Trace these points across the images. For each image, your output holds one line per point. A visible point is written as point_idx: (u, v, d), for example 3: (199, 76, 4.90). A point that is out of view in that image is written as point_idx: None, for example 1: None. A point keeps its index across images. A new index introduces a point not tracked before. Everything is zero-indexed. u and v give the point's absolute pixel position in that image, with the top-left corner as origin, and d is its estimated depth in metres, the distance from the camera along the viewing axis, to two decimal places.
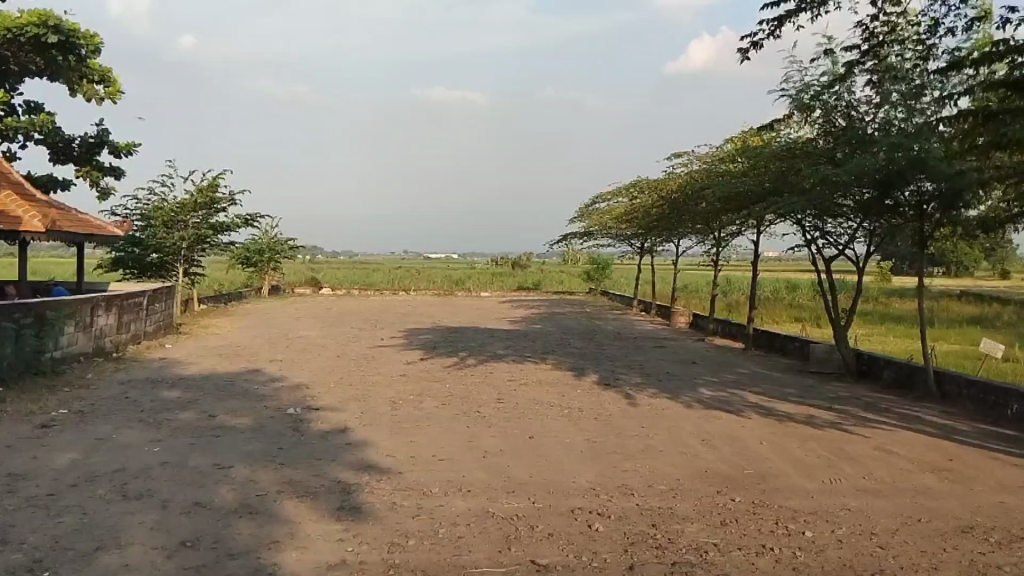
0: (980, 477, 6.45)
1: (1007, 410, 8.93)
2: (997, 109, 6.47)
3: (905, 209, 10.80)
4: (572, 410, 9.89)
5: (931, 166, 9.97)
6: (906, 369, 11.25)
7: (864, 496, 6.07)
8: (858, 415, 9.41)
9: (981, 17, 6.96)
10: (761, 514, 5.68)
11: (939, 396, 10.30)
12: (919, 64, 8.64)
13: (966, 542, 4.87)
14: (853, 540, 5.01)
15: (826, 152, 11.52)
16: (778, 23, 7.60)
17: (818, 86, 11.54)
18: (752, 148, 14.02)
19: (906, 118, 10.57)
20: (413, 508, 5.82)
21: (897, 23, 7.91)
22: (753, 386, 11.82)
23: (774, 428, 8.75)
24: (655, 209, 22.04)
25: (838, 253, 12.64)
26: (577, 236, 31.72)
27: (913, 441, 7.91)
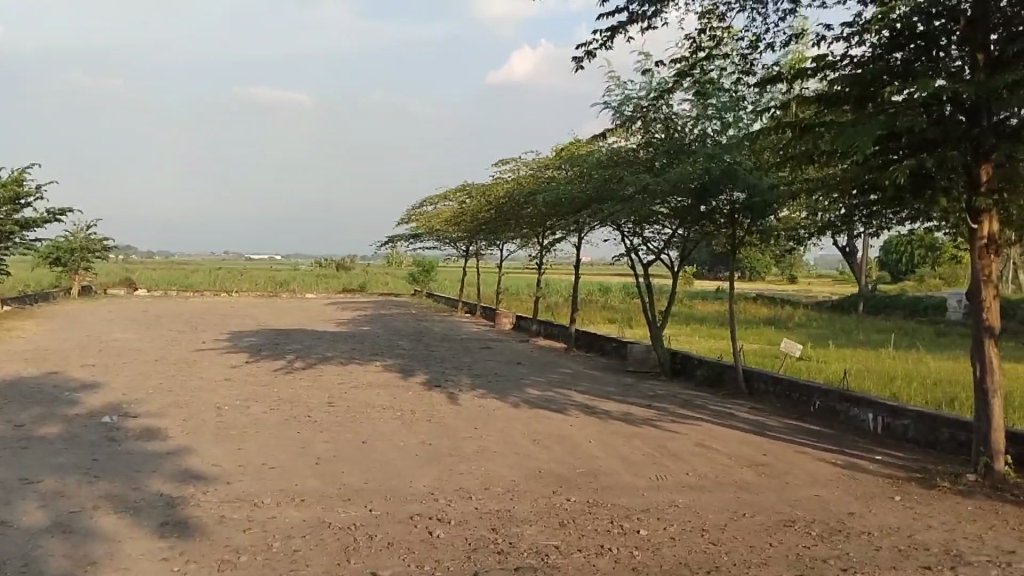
0: (792, 471, 6.87)
1: (810, 406, 9.62)
2: (810, 121, 6.83)
3: (718, 216, 11.43)
4: (405, 413, 9.69)
5: (742, 177, 10.64)
6: (716, 368, 11.91)
7: (693, 491, 6.29)
8: (679, 412, 9.79)
9: (797, 35, 7.44)
10: (597, 513, 5.76)
11: (747, 393, 10.97)
12: (738, 80, 9.14)
13: (790, 536, 5.14)
14: (686, 536, 5.16)
15: (647, 161, 11.98)
16: (611, 33, 7.74)
17: (640, 99, 11.99)
18: (577, 158, 14.39)
19: (720, 131, 11.19)
20: (243, 522, 5.43)
21: (720, 38, 8.30)
22: (579, 385, 12.11)
23: (601, 426, 8.96)
24: (482, 213, 22.23)
25: (654, 258, 13.16)
26: (404, 239, 31.48)
27: (728, 436, 8.34)
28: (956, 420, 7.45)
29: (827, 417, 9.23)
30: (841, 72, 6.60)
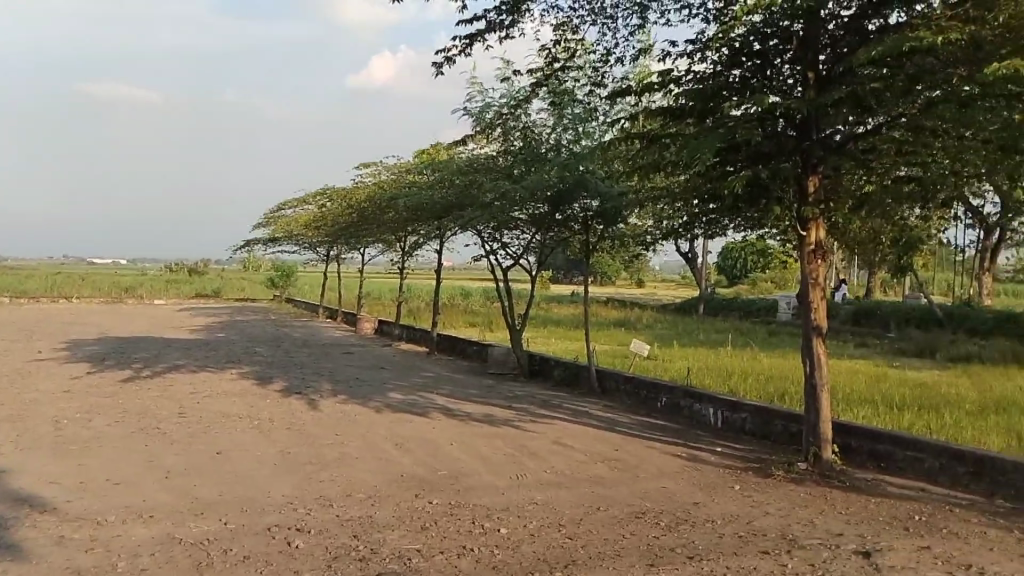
0: (642, 465, 7.21)
1: (657, 402, 10.10)
2: (658, 133, 7.20)
3: (573, 223, 11.79)
4: (262, 421, 9.44)
5: (594, 186, 11.05)
6: (571, 368, 12.28)
7: (550, 489, 6.49)
8: (536, 413, 10.03)
9: (645, 50, 7.81)
10: (458, 514, 5.84)
11: (600, 392, 11.38)
12: (592, 91, 9.49)
13: (641, 527, 5.41)
14: (544, 533, 5.33)
15: (505, 168, 12.21)
16: (469, 41, 7.88)
17: (498, 106, 12.22)
18: (437, 165, 14.48)
19: (575, 140, 11.56)
20: (86, 541, 5.15)
21: (574, 50, 8.61)
22: (439, 388, 12.17)
23: (461, 428, 9.05)
24: (342, 217, 21.92)
25: (513, 263, 13.40)
26: (261, 243, 30.54)
27: (583, 434, 8.63)
28: (787, 412, 8.04)
29: (673, 413, 9.71)
30: (685, 87, 7.00)
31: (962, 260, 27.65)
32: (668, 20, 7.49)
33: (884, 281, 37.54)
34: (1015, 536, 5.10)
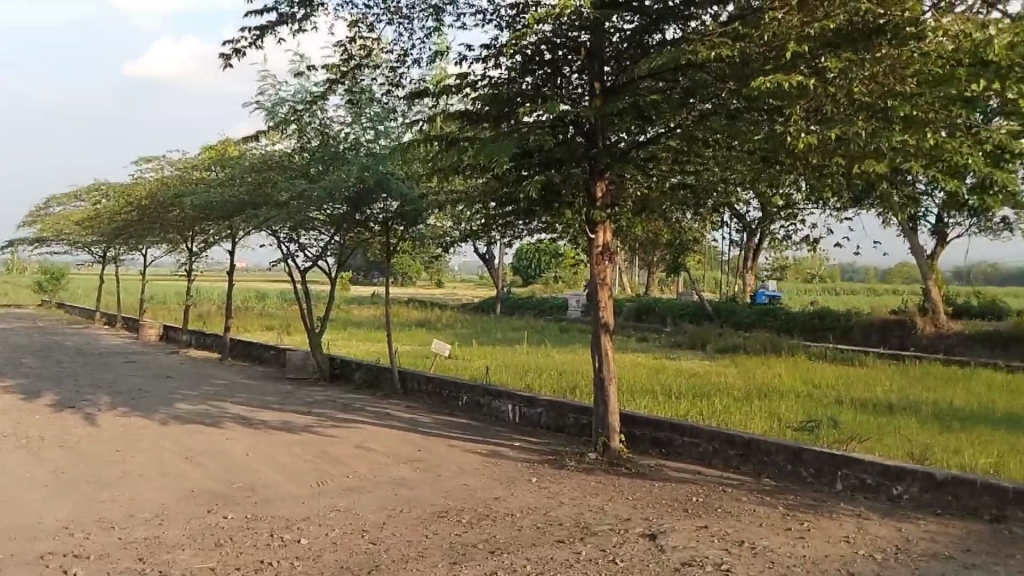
0: (443, 464, 7.31)
1: (459, 401, 10.26)
2: (455, 135, 7.31)
3: (373, 223, 11.69)
4: (31, 439, 8.61)
5: (394, 186, 11.04)
6: (372, 370, 12.19)
7: (351, 494, 6.43)
8: (336, 417, 9.87)
9: (441, 52, 7.90)
10: (255, 527, 5.65)
11: (402, 393, 11.39)
12: (389, 91, 9.47)
13: (444, 526, 5.50)
14: (346, 540, 5.28)
15: (301, 166, 11.90)
16: (260, 32, 7.62)
17: (293, 102, 11.88)
18: (227, 162, 13.84)
19: (373, 140, 11.49)
20: None
21: (371, 48, 8.56)
22: (234, 396, 11.66)
23: (258, 437, 8.74)
24: (120, 215, 20.37)
25: (311, 264, 13.08)
26: (24, 243, 27.72)
27: (385, 436, 8.61)
28: (579, 405, 8.45)
29: (473, 411, 9.92)
30: (480, 90, 7.15)
31: (729, 258, 30.28)
32: (463, 23, 7.61)
33: (663, 279, 40.32)
34: (776, 510, 5.69)
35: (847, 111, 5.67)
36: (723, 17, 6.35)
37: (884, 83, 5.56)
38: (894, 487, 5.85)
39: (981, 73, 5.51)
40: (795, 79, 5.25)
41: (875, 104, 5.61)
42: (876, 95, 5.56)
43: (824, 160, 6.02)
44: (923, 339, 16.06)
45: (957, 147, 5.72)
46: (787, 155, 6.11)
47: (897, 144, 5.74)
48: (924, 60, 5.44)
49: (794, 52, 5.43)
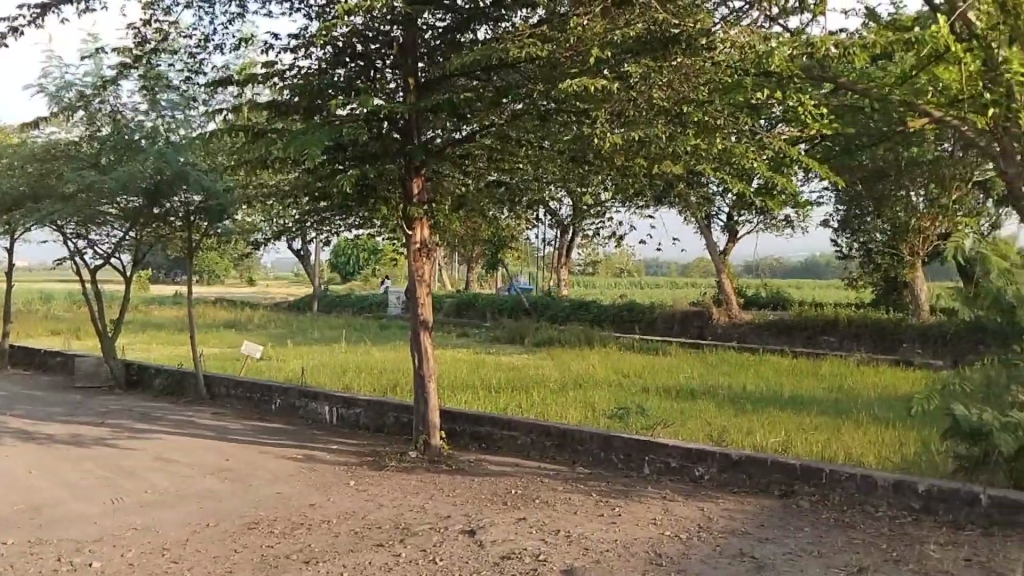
0: (254, 472, 6.97)
1: (270, 405, 9.84)
2: (262, 126, 6.93)
3: (173, 219, 10.93)
4: None
5: (194, 179, 10.45)
6: (174, 375, 11.44)
7: (151, 510, 5.98)
8: (134, 427, 9.16)
9: (246, 40, 7.48)
10: (39, 553, 5.12)
11: (208, 399, 10.78)
12: (189, 78, 8.90)
13: (255, 538, 5.24)
14: (145, 561, 4.89)
15: (90, 156, 10.95)
16: (39, 10, 6.90)
17: (80, 86, 10.93)
18: (1, 149, 12.47)
19: (172, 130, 10.78)
20: None
21: (168, 33, 7.99)
22: (11, 409, 10.55)
23: (41, 453, 7.94)
24: None
25: (102, 263, 12.07)
26: None
27: (189, 446, 8.10)
28: (397, 404, 8.34)
29: (287, 414, 9.54)
30: (290, 81, 6.84)
31: (543, 254, 31.14)
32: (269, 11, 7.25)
33: (480, 275, 40.85)
34: (590, 497, 5.87)
35: (647, 115, 5.87)
36: (532, 19, 6.44)
37: (678, 90, 5.83)
38: (697, 469, 6.21)
39: (763, 84, 5.93)
40: (599, 83, 5.41)
41: (671, 110, 5.86)
42: (671, 100, 5.81)
43: (627, 163, 6.21)
44: (719, 328, 17.25)
45: (744, 153, 6.05)
46: (596, 155, 6.31)
47: (690, 146, 5.99)
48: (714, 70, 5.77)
49: (598, 58, 5.56)
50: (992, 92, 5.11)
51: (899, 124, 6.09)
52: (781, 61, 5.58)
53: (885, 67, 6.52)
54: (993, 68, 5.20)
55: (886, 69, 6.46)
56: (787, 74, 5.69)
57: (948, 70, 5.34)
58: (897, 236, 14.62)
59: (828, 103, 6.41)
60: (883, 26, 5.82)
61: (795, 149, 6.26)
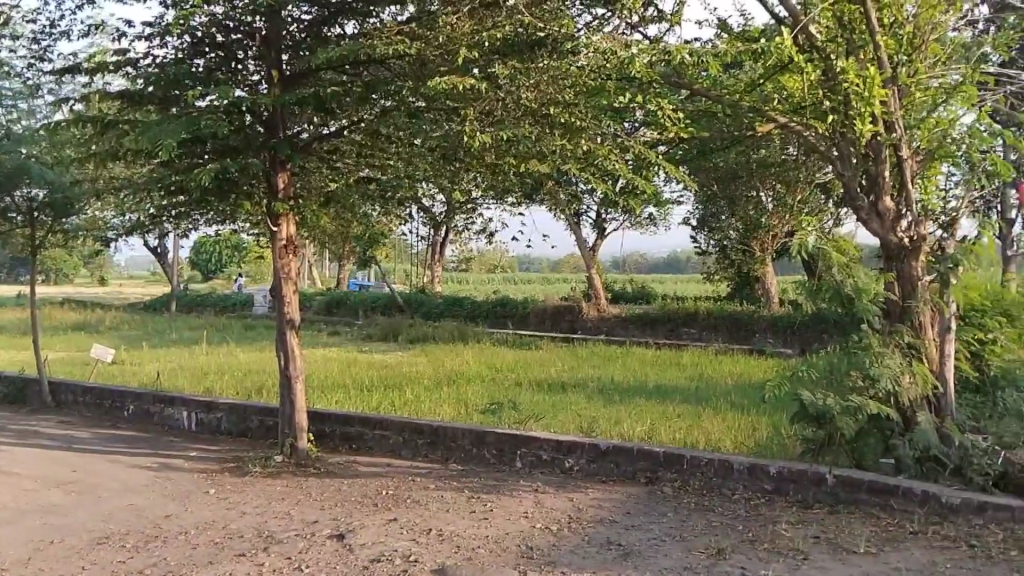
0: (105, 484, 6.57)
1: (123, 412, 9.31)
2: (113, 118, 6.54)
3: (12, 215, 10.15)
4: None
5: (36, 172, 9.74)
6: (15, 383, 10.65)
7: None
8: None
9: (95, 26, 7.03)
10: None
11: (54, 407, 10.10)
12: (31, 65, 8.28)
13: (106, 554, 4.95)
14: None
15: None
16: None
17: None
18: None
19: (12, 119, 10.02)
20: None
21: (6, 15, 7.41)
22: None
23: None
24: None
25: None
26: None
27: (31, 458, 7.55)
28: (262, 407, 8.06)
29: (142, 421, 9.06)
30: (143, 70, 6.47)
31: (415, 251, 30.95)
32: None
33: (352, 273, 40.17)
34: (461, 494, 5.87)
35: (514, 115, 5.96)
36: (401, 17, 6.38)
37: (544, 92, 5.93)
38: (566, 460, 6.32)
39: (626, 88, 6.09)
40: (468, 82, 5.45)
41: (536, 110, 5.98)
42: (538, 101, 5.94)
43: (499, 162, 6.28)
44: (588, 322, 17.65)
45: (607, 154, 6.04)
46: (464, 154, 6.31)
47: (555, 148, 6.05)
48: (577, 73, 5.92)
49: (466, 57, 5.60)
50: (831, 98, 5.58)
51: (747, 130, 6.40)
52: (640, 65, 5.79)
53: (733, 76, 6.58)
54: (830, 79, 5.62)
55: (735, 75, 6.66)
56: (648, 79, 5.90)
57: (793, 78, 5.69)
58: (750, 233, 15.41)
59: (685, 110, 6.46)
60: (733, 36, 6.07)
61: (652, 152, 6.28)
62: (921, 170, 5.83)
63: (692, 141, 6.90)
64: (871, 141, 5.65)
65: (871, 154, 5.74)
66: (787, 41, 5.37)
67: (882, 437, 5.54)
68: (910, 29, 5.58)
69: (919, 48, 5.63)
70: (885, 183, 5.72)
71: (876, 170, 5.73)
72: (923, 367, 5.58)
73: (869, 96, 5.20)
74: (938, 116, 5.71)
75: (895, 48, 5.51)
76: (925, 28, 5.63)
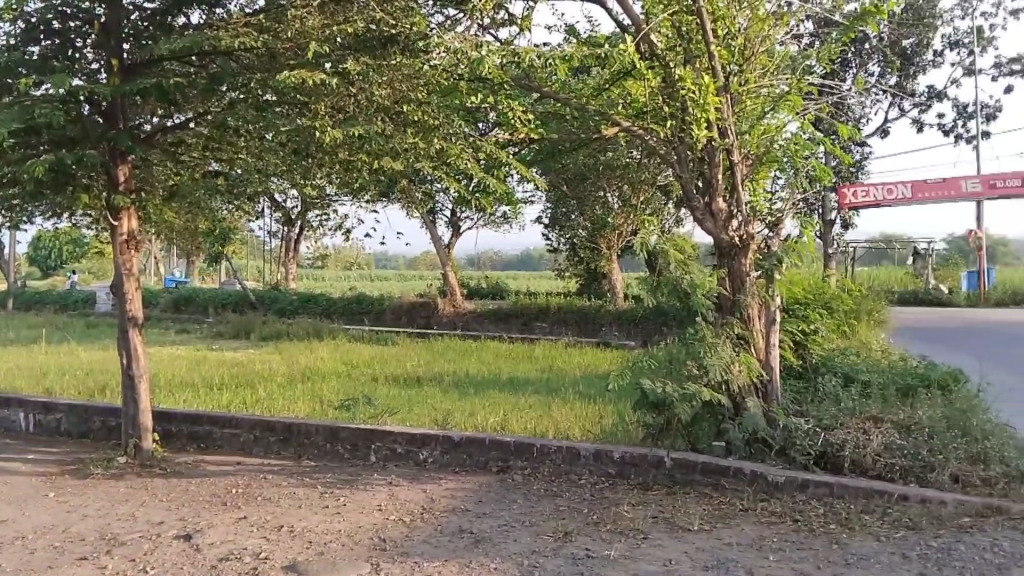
0: None
1: None
2: None
3: None
4: None
5: None
6: None
7: None
8: None
9: None
10: None
11: None
12: None
13: None
14: None
15: None
16: None
17: None
18: None
19: None
20: None
21: None
22: None
23: None
24: None
25: None
26: None
27: None
28: (106, 407, 7.69)
29: None
30: None
31: (269, 247, 30.14)
32: None
33: (202, 269, 38.62)
34: (314, 489, 5.86)
35: (367, 112, 6.02)
36: (250, 9, 6.26)
37: (399, 90, 6.05)
38: (421, 453, 6.41)
39: (476, 88, 6.12)
40: (318, 78, 5.46)
41: (390, 108, 6.05)
42: (392, 99, 6.02)
43: (351, 156, 6.34)
44: (445, 318, 17.77)
45: (460, 152, 6.33)
46: (318, 149, 6.27)
47: (409, 145, 6.21)
48: (430, 73, 6.02)
49: (316, 52, 5.61)
50: (670, 104, 5.89)
51: (592, 133, 6.51)
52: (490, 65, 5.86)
53: (581, 80, 6.82)
54: (669, 86, 5.92)
55: (583, 81, 6.83)
56: (498, 80, 5.99)
57: (636, 83, 5.95)
58: (598, 232, 16.02)
59: (535, 111, 6.63)
60: (580, 41, 6.30)
61: (504, 153, 6.53)
62: (751, 173, 6.21)
63: (543, 142, 7.17)
64: (706, 145, 5.98)
65: (707, 158, 6.07)
66: (628, 48, 5.65)
67: (715, 420, 5.99)
68: (741, 40, 5.94)
69: (749, 59, 6.01)
70: (719, 185, 6.09)
71: (710, 173, 6.09)
72: (749, 357, 6.00)
73: (704, 103, 5.55)
74: (765, 123, 6.15)
75: (727, 57, 5.89)
76: (756, 39, 5.97)
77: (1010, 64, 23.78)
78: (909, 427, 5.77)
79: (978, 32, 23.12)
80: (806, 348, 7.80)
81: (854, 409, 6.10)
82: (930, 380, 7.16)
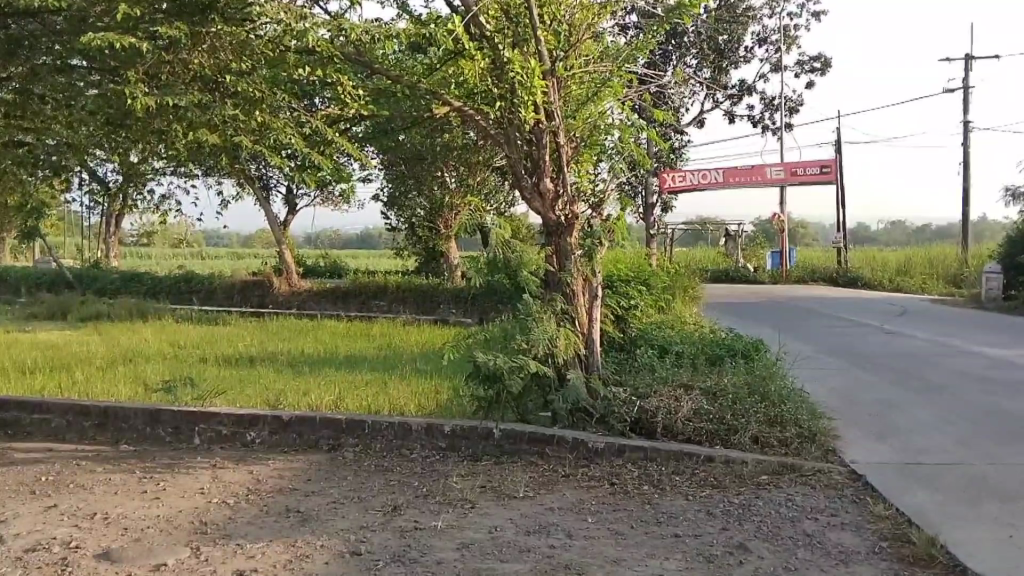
0: None
1: None
2: None
3: None
4: None
5: None
6: None
7: None
8: None
9: None
10: None
11: None
12: None
13: None
14: None
15: None
16: None
17: None
18: None
19: None
20: None
21: None
22: None
23: None
24: None
25: None
26: None
27: None
28: None
29: None
30: None
31: (89, 223, 28.28)
32: None
33: (14, 245, 35.72)
34: (132, 475, 5.65)
35: (183, 78, 5.97)
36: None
37: (220, 59, 6.00)
38: (248, 433, 6.31)
39: (304, 62, 6.01)
40: (129, 41, 5.23)
41: (214, 78, 6.05)
42: (212, 68, 6.00)
43: (168, 128, 6.14)
44: (280, 298, 17.32)
45: (282, 126, 6.11)
46: (135, 120, 5.98)
47: (228, 116, 6.03)
48: (257, 44, 5.92)
49: (126, 14, 5.34)
50: (500, 86, 6.02)
51: (425, 111, 6.54)
52: (316, 38, 5.81)
53: (417, 58, 6.82)
54: (497, 68, 6.07)
55: (419, 61, 6.83)
56: (326, 53, 5.92)
57: (468, 62, 6.10)
58: (434, 211, 16.26)
59: (366, 86, 6.65)
60: (412, 19, 6.33)
61: (328, 132, 6.30)
62: (574, 156, 6.44)
63: (375, 118, 7.13)
64: (533, 127, 6.15)
65: (534, 140, 6.25)
66: (460, 28, 5.72)
67: (542, 392, 6.24)
68: (567, 27, 6.16)
69: (574, 45, 6.22)
70: (546, 167, 6.25)
71: (538, 154, 6.24)
72: (571, 331, 6.29)
73: (532, 86, 5.72)
74: (591, 108, 6.36)
75: (553, 42, 6.09)
76: (580, 27, 6.20)
77: (812, 61, 25.82)
78: (714, 394, 6.27)
79: (785, 31, 24.94)
80: (625, 323, 8.21)
81: (666, 379, 6.56)
82: (734, 351, 7.74)
